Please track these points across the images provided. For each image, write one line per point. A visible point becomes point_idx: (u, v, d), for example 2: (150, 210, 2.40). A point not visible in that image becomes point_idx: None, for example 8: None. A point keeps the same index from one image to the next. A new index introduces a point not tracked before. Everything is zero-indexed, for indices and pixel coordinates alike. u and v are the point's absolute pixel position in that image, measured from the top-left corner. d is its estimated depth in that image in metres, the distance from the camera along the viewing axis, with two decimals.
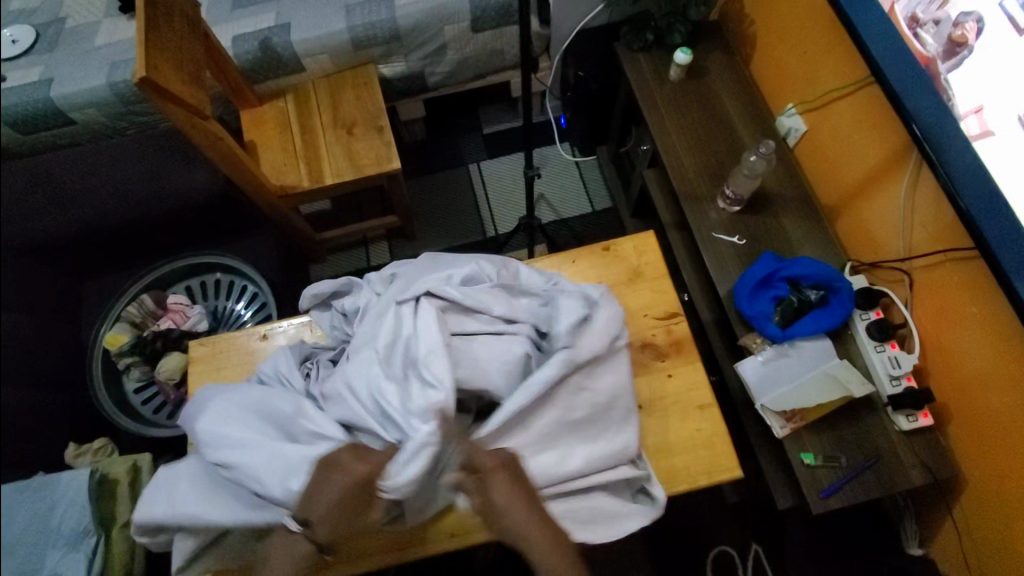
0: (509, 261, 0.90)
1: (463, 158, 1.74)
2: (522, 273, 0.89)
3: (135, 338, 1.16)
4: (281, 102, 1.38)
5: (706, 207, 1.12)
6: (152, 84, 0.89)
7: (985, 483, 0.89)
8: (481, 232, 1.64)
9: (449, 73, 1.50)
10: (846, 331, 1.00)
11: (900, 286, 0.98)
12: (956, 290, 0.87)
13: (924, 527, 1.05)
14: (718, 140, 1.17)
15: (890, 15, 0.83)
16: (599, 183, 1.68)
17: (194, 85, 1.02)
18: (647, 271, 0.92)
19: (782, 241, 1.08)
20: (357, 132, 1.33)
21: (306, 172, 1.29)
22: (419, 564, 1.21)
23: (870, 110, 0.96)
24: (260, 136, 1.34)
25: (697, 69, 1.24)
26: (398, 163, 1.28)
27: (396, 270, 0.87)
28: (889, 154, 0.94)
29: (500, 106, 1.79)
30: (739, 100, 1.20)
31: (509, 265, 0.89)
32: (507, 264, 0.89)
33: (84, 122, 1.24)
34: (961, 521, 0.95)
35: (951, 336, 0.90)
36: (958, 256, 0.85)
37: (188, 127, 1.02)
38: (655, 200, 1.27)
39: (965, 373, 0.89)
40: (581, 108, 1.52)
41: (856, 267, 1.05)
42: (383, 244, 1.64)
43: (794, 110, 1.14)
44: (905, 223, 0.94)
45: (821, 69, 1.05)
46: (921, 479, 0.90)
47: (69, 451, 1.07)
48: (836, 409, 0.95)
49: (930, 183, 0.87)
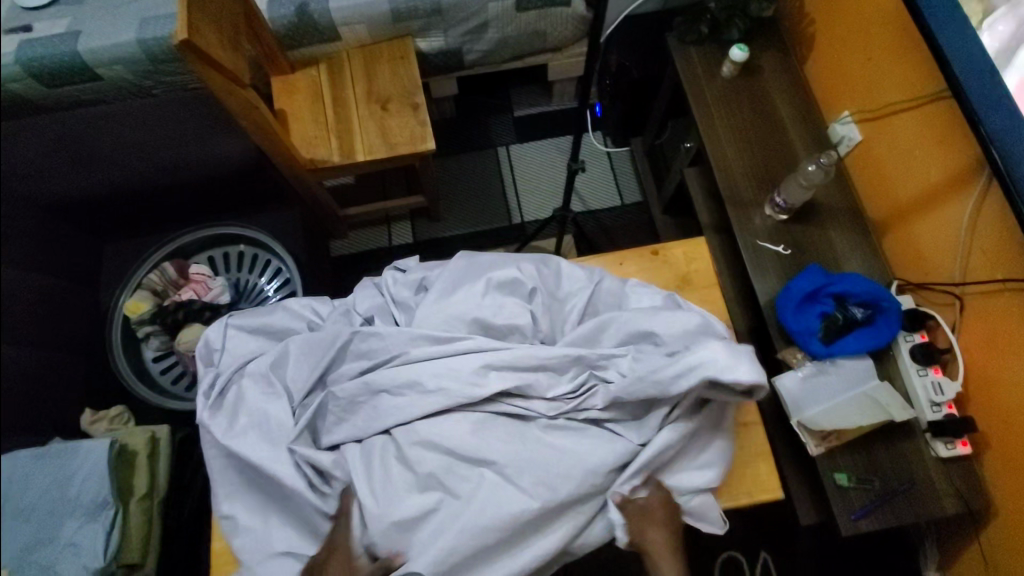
0: (551, 258, 0.89)
1: (493, 140, 1.69)
2: (562, 268, 0.88)
3: (156, 306, 1.13)
4: (313, 70, 1.33)
5: (752, 213, 1.08)
6: (193, 49, 0.85)
7: (1017, 517, 0.87)
8: (507, 219, 1.61)
9: (487, 52, 1.45)
10: (888, 351, 0.98)
11: (949, 309, 0.95)
12: (1011, 321, 0.84)
13: (944, 550, 1.04)
14: (768, 143, 1.13)
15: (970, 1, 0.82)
16: (631, 176, 1.64)
17: (233, 51, 0.98)
18: (695, 278, 0.92)
19: (828, 254, 1.05)
20: (391, 108, 1.28)
21: (337, 147, 1.25)
22: None
23: (937, 126, 0.92)
24: (290, 105, 1.29)
25: (751, 67, 1.19)
26: (432, 145, 1.24)
27: (429, 274, 0.89)
28: (951, 175, 0.91)
29: (533, 88, 1.74)
30: (793, 104, 1.16)
31: (549, 262, 0.88)
32: (547, 261, 0.88)
33: (110, 78, 1.21)
34: (988, 551, 0.94)
35: (998, 366, 0.87)
36: (1015, 287, 0.82)
37: (225, 95, 0.98)
38: (695, 200, 1.24)
39: (1009, 405, 0.86)
40: (621, 98, 1.47)
41: (901, 287, 1.03)
42: (406, 224, 1.60)
43: (850, 118, 1.11)
44: (963, 247, 0.91)
45: (886, 79, 1.00)
46: (955, 508, 0.89)
47: (86, 416, 1.02)
48: (872, 432, 0.93)
49: (997, 208, 0.83)
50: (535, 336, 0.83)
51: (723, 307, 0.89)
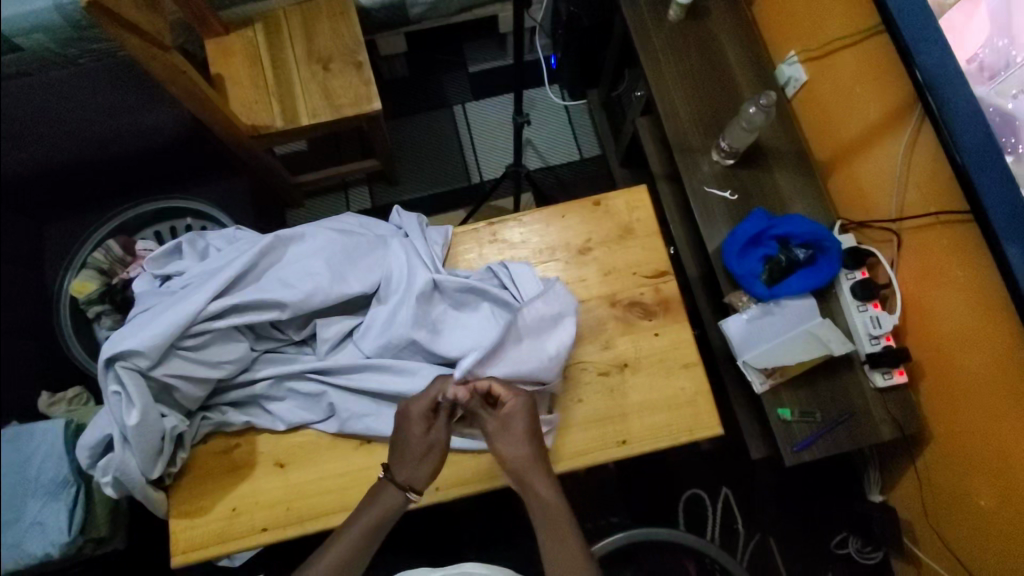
0: (329, 236, 0.85)
1: (447, 98, 1.65)
2: (392, 249, 0.87)
3: (104, 285, 1.10)
4: (249, 31, 1.27)
5: (700, 159, 1.08)
6: (103, 9, 0.80)
7: (948, 439, 0.93)
8: (465, 178, 1.59)
9: (433, 5, 1.40)
10: (831, 289, 1.00)
11: (888, 246, 0.98)
12: (944, 254, 0.87)
13: (886, 476, 1.10)
14: (716, 88, 1.12)
15: None
16: (588, 129, 1.62)
17: (149, 11, 0.94)
18: (638, 228, 0.93)
19: (773, 197, 1.06)
20: (333, 68, 1.24)
21: (280, 111, 1.21)
22: None
23: (877, 60, 0.91)
24: (227, 69, 1.24)
25: (698, 9, 1.17)
26: (378, 105, 1.21)
27: (246, 236, 0.88)
28: (888, 111, 0.92)
29: (487, 42, 1.69)
30: (740, 46, 1.14)
31: (326, 239, 0.85)
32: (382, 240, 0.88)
33: (31, 48, 1.16)
34: (923, 472, 1.00)
35: (934, 298, 0.90)
36: (949, 220, 0.84)
37: (147, 59, 0.94)
38: (646, 150, 1.23)
39: (943, 336, 0.90)
40: (572, 48, 1.43)
41: (845, 226, 1.04)
42: (362, 190, 1.57)
43: (796, 58, 1.09)
44: (900, 184, 0.92)
45: (830, 14, 0.99)
46: (891, 434, 0.93)
47: (42, 399, 1.03)
48: (815, 368, 0.96)
49: (930, 143, 0.85)
50: (377, 306, 0.85)
51: (667, 255, 0.91)
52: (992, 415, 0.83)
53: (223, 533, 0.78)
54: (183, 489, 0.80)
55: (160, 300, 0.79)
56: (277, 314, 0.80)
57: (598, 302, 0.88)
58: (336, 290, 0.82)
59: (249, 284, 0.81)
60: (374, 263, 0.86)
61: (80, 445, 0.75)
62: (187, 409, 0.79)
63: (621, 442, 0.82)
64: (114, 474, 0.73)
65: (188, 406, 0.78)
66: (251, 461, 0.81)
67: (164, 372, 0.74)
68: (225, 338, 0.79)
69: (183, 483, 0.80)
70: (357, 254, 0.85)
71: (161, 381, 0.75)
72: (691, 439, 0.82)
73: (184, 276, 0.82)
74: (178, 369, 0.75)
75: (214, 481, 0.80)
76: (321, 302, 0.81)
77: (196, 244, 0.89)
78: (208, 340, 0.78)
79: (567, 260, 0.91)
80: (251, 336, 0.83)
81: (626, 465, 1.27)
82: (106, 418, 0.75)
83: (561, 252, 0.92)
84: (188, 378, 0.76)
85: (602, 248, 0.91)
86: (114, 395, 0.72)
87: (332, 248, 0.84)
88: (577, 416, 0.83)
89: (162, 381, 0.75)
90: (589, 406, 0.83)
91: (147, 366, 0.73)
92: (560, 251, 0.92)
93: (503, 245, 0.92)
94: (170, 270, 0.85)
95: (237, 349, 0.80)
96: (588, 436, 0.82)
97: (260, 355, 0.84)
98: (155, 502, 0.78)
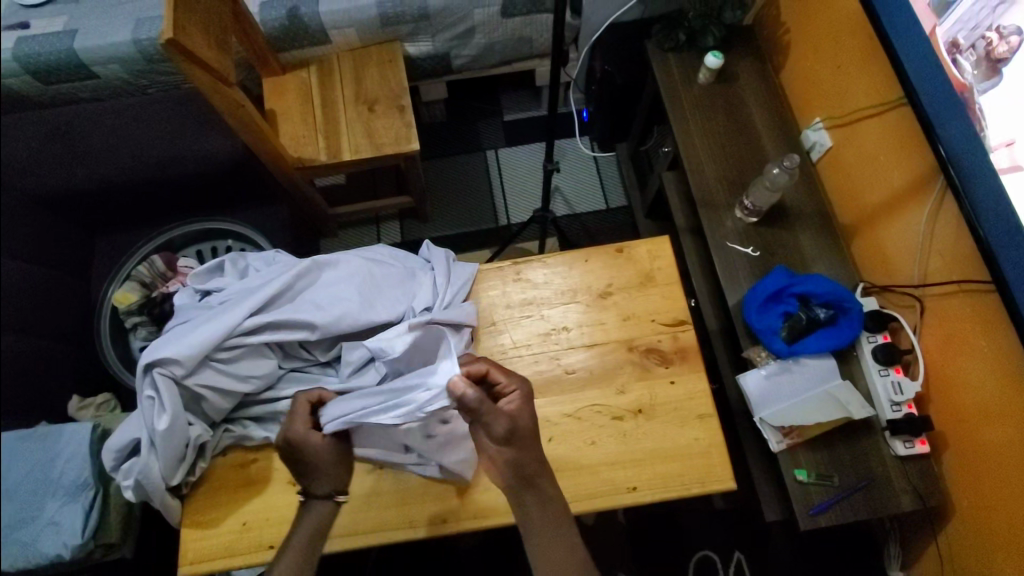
0: (363, 267, 0.90)
1: (481, 143, 1.73)
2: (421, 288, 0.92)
3: (144, 297, 1.14)
4: (304, 73, 1.37)
5: (724, 216, 1.11)
6: (179, 47, 0.89)
7: (971, 515, 0.90)
8: (493, 220, 1.64)
9: (475, 57, 1.49)
10: (852, 351, 1.00)
11: (911, 312, 0.98)
12: (967, 322, 0.86)
13: (908, 551, 1.06)
14: (741, 148, 1.16)
15: (925, 22, 0.81)
16: (616, 181, 1.67)
17: (219, 50, 1.02)
18: (659, 276, 0.95)
19: (796, 256, 1.07)
20: (378, 110, 1.31)
21: (324, 146, 1.28)
22: (400, 557, 1.18)
23: (900, 132, 0.94)
24: (280, 105, 1.33)
25: (728, 74, 1.22)
26: (416, 145, 1.27)
27: (284, 260, 0.93)
28: (912, 179, 0.94)
29: (524, 94, 1.78)
30: (767, 111, 1.19)
31: (361, 269, 0.89)
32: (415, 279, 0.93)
33: (106, 76, 1.27)
34: (946, 549, 0.96)
35: (957, 367, 0.89)
36: (972, 288, 0.84)
37: (211, 93, 1.02)
38: (671, 203, 1.27)
39: (966, 406, 0.88)
40: (604, 104, 1.49)
41: (867, 289, 1.05)
42: (393, 225, 1.63)
43: (821, 124, 1.13)
44: (923, 250, 0.93)
45: (854, 85, 1.03)
46: (912, 505, 0.91)
47: (73, 403, 1.07)
48: (833, 430, 0.95)
49: (952, 212, 0.86)
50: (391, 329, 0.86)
51: (685, 304, 0.92)
52: (1017, 492, 0.81)
53: (230, 547, 0.79)
54: (198, 500, 0.82)
55: (200, 314, 0.83)
56: (306, 334, 0.83)
57: (616, 346, 0.90)
58: (364, 316, 0.85)
59: (284, 304, 0.85)
60: (403, 297, 0.90)
61: (107, 444, 0.78)
62: (212, 420, 0.82)
63: (631, 488, 0.81)
64: (135, 477, 0.76)
65: (213, 416, 0.81)
66: (265, 477, 0.83)
67: (196, 381, 0.77)
68: (256, 353, 0.83)
69: (200, 490, 0.82)
70: (388, 288, 0.90)
71: (192, 391, 0.78)
72: (703, 491, 0.81)
73: (223, 293, 0.86)
74: (210, 381, 0.78)
75: (227, 494, 0.82)
76: (350, 326, 0.84)
77: (237, 264, 0.94)
78: (240, 354, 0.81)
79: (587, 302, 0.93)
80: (280, 354, 0.86)
81: (635, 517, 1.24)
82: (136, 423, 0.78)
83: (582, 294, 0.94)
84: (216, 389, 0.79)
85: (623, 293, 0.94)
86: (148, 400, 0.75)
87: (365, 277, 0.89)
88: (589, 458, 0.83)
89: (192, 390, 0.78)
90: (600, 450, 0.83)
91: (181, 375, 0.76)
92: (582, 293, 0.94)
93: (526, 284, 0.95)
94: (210, 286, 0.89)
95: (265, 364, 0.83)
96: (597, 480, 0.82)
97: (287, 373, 0.87)
98: (171, 510, 0.80)
